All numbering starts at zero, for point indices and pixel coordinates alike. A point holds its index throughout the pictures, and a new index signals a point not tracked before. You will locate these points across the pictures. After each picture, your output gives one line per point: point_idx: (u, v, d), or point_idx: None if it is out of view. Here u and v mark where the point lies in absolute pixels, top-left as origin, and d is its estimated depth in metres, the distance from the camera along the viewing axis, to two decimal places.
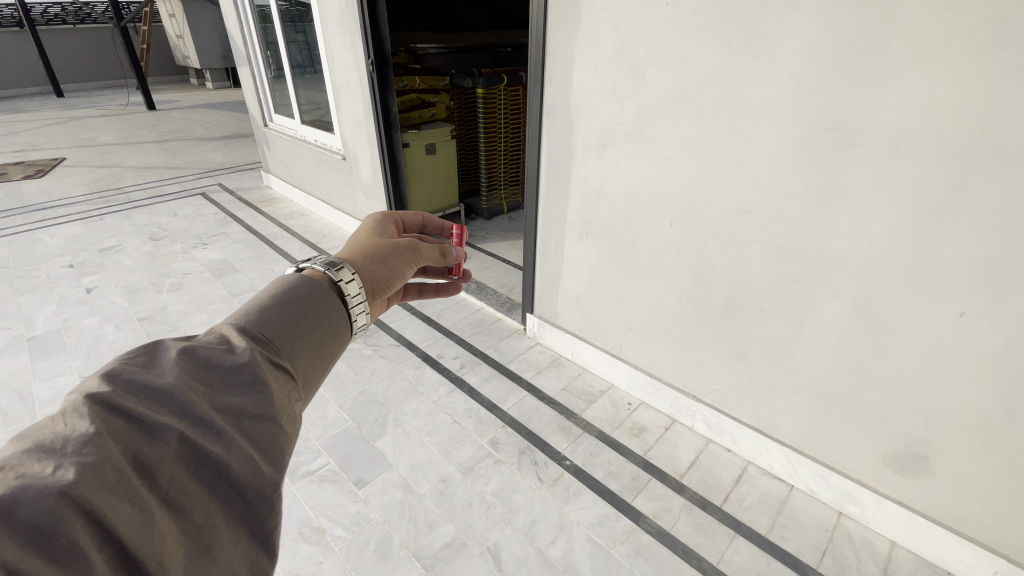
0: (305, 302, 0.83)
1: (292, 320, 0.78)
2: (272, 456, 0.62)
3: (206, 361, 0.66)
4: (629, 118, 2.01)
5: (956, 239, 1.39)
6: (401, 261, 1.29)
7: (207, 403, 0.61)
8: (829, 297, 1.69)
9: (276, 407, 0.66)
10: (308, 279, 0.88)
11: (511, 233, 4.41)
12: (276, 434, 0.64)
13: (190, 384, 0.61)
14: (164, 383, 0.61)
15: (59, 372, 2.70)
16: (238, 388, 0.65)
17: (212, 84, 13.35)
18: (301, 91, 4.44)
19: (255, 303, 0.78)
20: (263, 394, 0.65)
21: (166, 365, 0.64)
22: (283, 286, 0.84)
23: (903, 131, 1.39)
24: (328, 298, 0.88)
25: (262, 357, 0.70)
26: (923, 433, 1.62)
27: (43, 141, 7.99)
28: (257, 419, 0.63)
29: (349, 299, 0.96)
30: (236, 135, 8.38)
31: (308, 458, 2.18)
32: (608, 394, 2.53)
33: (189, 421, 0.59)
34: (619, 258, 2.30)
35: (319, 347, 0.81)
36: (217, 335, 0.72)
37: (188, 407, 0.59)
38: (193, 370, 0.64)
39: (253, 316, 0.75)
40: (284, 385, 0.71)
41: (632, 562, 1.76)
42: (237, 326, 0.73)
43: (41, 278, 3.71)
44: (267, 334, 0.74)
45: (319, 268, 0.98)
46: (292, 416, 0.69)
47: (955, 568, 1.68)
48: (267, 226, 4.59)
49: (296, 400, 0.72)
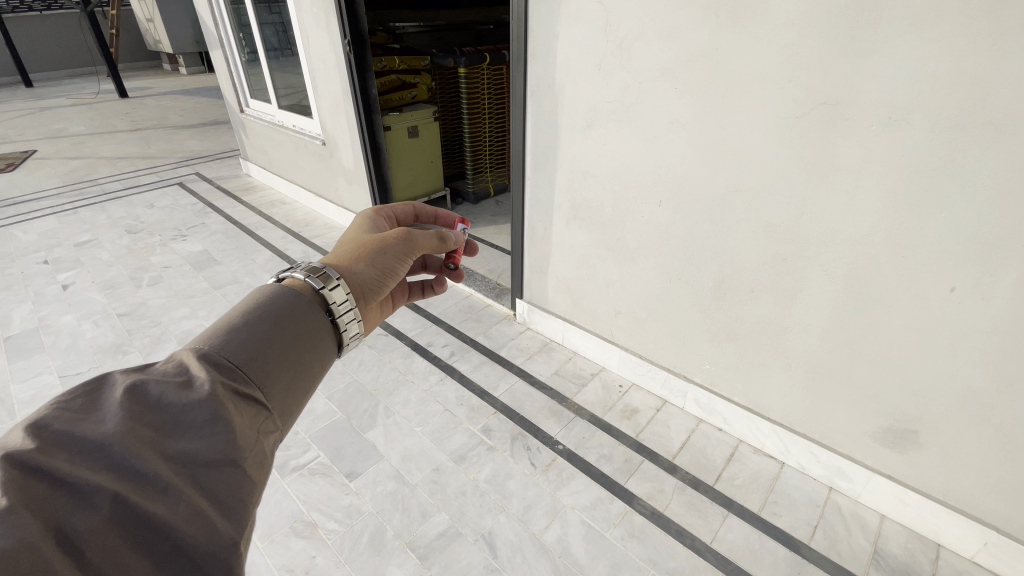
0: (279, 320, 0.81)
1: (264, 341, 0.77)
2: (228, 508, 0.61)
3: (157, 400, 0.64)
4: (615, 95, 1.95)
5: (946, 214, 1.37)
6: (393, 255, 1.24)
7: (153, 453, 0.59)
8: (818, 274, 1.67)
9: (238, 448, 0.64)
10: (287, 295, 0.87)
11: (499, 216, 4.35)
12: (237, 480, 0.63)
13: (133, 433, 0.59)
14: (102, 433, 0.58)
15: (38, 372, 2.62)
16: (191, 430, 0.63)
17: (187, 70, 12.93)
18: (277, 74, 4.29)
19: (223, 324, 0.76)
20: (220, 435, 0.63)
21: (110, 409, 0.61)
22: (254, 303, 0.82)
23: (894, 104, 1.36)
24: (306, 313, 0.87)
25: (224, 391, 0.68)
26: (912, 408, 1.63)
27: (10, 133, 7.69)
28: (214, 466, 0.61)
29: (335, 308, 0.94)
30: (212, 122, 8.14)
31: (298, 451, 2.15)
32: (599, 377, 2.53)
33: (127, 478, 0.56)
34: (607, 241, 2.27)
35: (294, 370, 0.80)
36: (175, 364, 0.70)
37: (129, 460, 0.56)
38: (138, 415, 0.62)
39: (218, 341, 0.74)
40: (252, 417, 0.70)
41: (627, 544, 1.76)
42: (199, 353, 0.71)
43: (14, 276, 3.59)
44: (234, 360, 0.72)
45: (300, 278, 0.95)
46: (259, 454, 0.68)
47: (943, 538, 1.71)
48: (248, 216, 4.48)
49: (267, 432, 0.72)
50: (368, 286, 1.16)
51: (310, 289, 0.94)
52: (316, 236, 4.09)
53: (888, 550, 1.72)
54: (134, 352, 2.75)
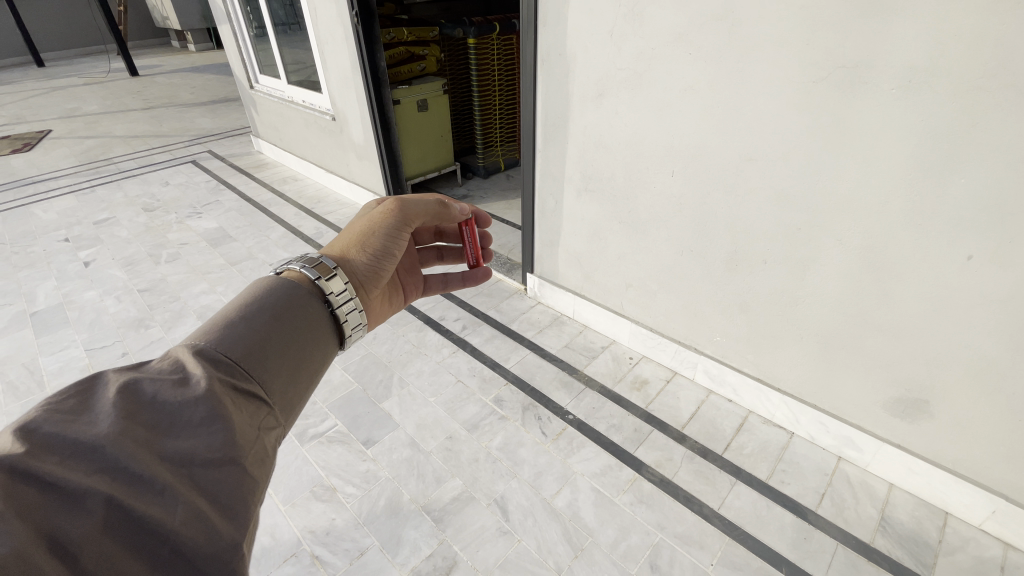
0: (276, 314, 0.86)
1: (262, 337, 0.81)
2: (227, 508, 0.62)
3: (152, 398, 0.66)
4: (627, 62, 1.91)
5: (965, 180, 1.34)
6: (386, 238, 1.26)
7: (148, 453, 0.60)
8: (833, 244, 1.65)
9: (237, 445, 0.66)
10: (282, 289, 0.92)
11: (509, 191, 4.33)
12: (238, 478, 0.64)
13: (126, 434, 0.60)
14: (94, 436, 0.59)
15: (65, 345, 2.72)
16: (188, 429, 0.64)
17: (196, 47, 12.86)
18: (285, 49, 4.26)
19: (220, 322, 0.80)
20: (218, 433, 0.65)
21: (102, 410, 0.63)
22: (250, 298, 0.87)
23: (917, 66, 1.32)
24: (302, 306, 0.93)
25: (220, 387, 0.70)
26: (924, 376, 1.62)
27: (27, 112, 7.77)
28: (213, 464, 0.63)
29: (334, 298, 1.00)
30: (222, 99, 8.13)
31: (316, 420, 2.22)
32: (609, 349, 2.55)
33: (121, 482, 0.56)
34: (618, 213, 2.26)
35: (294, 366, 0.85)
36: (171, 363, 0.72)
37: (124, 462, 0.57)
38: (132, 415, 0.63)
39: (213, 337, 0.77)
40: (251, 413, 0.73)
41: (635, 509, 1.81)
42: (194, 350, 0.74)
43: (37, 253, 3.68)
44: (230, 356, 0.76)
45: (296, 269, 1.02)
46: (261, 452, 0.70)
47: (952, 507, 1.72)
48: (260, 192, 4.53)
49: (268, 428, 0.75)
50: (364, 271, 1.19)
51: (306, 279, 1.01)
52: (328, 212, 4.12)
53: (895, 517, 1.74)
54: (155, 326, 2.83)
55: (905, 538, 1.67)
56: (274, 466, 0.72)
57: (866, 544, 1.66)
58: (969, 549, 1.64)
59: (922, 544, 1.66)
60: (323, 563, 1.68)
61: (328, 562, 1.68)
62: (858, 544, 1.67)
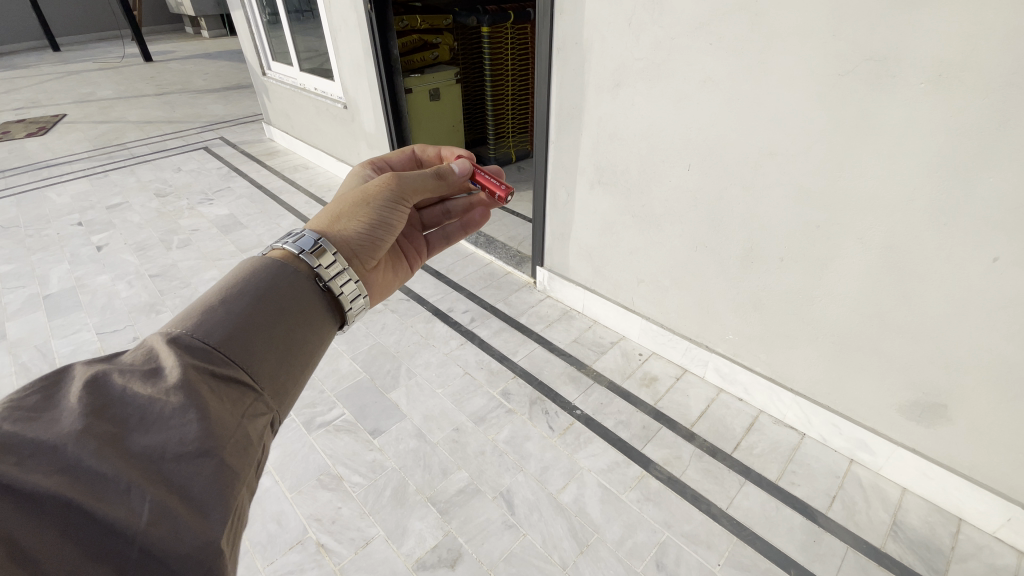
0: (260, 296, 0.85)
1: (242, 323, 0.80)
2: (202, 501, 0.60)
3: (121, 394, 0.65)
4: (646, 52, 1.87)
5: (995, 179, 1.30)
6: (386, 209, 1.25)
7: (114, 451, 0.58)
8: (853, 243, 1.61)
9: (214, 435, 0.65)
10: (268, 269, 0.91)
11: (520, 183, 4.30)
12: (216, 470, 0.63)
13: (91, 431, 0.58)
14: (57, 435, 0.57)
15: (77, 328, 2.74)
16: (159, 422, 0.63)
17: (209, 33, 12.86)
18: (298, 36, 4.24)
19: (197, 309, 0.79)
20: (191, 424, 0.64)
21: (68, 408, 0.61)
22: (231, 282, 0.85)
23: (946, 57, 1.27)
24: (290, 287, 0.91)
25: (195, 376, 0.69)
26: (941, 379, 1.59)
27: (43, 97, 7.82)
28: (186, 458, 0.62)
29: (324, 271, 0.99)
30: (235, 86, 8.14)
31: (324, 408, 2.23)
32: (618, 345, 2.53)
33: (83, 483, 0.55)
34: (631, 207, 2.22)
35: (283, 351, 0.84)
36: (144, 357, 0.71)
37: (85, 462, 0.55)
38: (99, 412, 0.62)
39: (190, 325, 0.76)
40: (233, 402, 0.72)
41: (642, 507, 1.79)
42: (168, 339, 0.73)
43: (51, 236, 3.71)
44: (209, 342, 0.75)
45: (287, 247, 1.00)
46: (243, 440, 0.69)
47: (966, 514, 1.69)
48: (271, 180, 4.53)
49: (252, 415, 0.74)
50: (358, 242, 1.19)
51: (291, 254, 0.99)
52: None
53: (907, 522, 1.71)
54: (166, 312, 2.85)
55: (917, 544, 1.64)
56: (259, 454, 0.71)
57: (877, 548, 1.64)
58: (983, 557, 1.60)
59: (934, 550, 1.63)
60: (329, 551, 1.68)
61: (334, 550, 1.68)
62: (868, 547, 1.64)
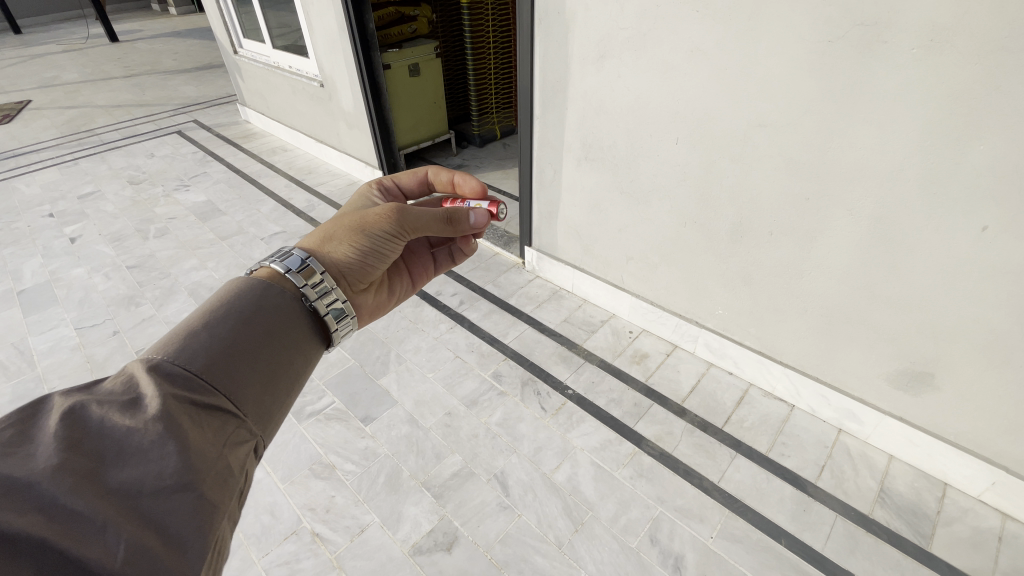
0: (244, 319, 0.81)
1: (227, 346, 0.76)
2: (181, 539, 0.58)
3: (99, 425, 0.60)
4: (631, 21, 1.80)
5: (989, 147, 1.27)
6: (382, 239, 1.19)
7: (91, 486, 0.55)
8: (842, 215, 1.59)
9: (193, 469, 0.61)
10: (254, 290, 0.87)
11: (505, 161, 4.21)
12: (195, 505, 0.60)
13: (67, 467, 0.54)
14: (32, 471, 0.53)
15: (54, 325, 2.66)
16: (138, 456, 0.59)
17: (175, 9, 12.29)
18: (269, 12, 4.06)
19: (181, 331, 0.75)
20: (172, 457, 0.60)
21: (42, 442, 0.56)
22: (216, 304, 0.81)
23: (937, 21, 1.23)
24: (275, 309, 0.88)
25: (176, 406, 0.65)
26: (929, 349, 1.60)
27: (4, 82, 7.46)
28: (164, 492, 0.58)
29: (310, 291, 0.97)
30: (207, 66, 7.84)
31: (314, 397, 2.20)
32: (608, 323, 2.52)
33: (58, 520, 0.51)
34: (619, 183, 2.18)
35: (268, 376, 0.80)
36: (126, 381, 0.67)
37: (61, 499, 0.51)
38: (75, 444, 0.57)
39: (172, 349, 0.71)
40: (215, 430, 0.69)
41: (635, 483, 1.81)
42: (149, 365, 0.68)
43: (22, 229, 3.58)
44: (192, 368, 0.70)
45: (276, 268, 0.98)
46: (223, 471, 0.66)
47: (952, 479, 1.73)
48: (249, 164, 4.40)
49: (235, 444, 0.71)
50: (346, 266, 1.15)
51: (278, 274, 0.97)
52: (319, 184, 4.01)
53: (894, 489, 1.75)
54: (146, 304, 2.77)
55: (903, 510, 1.68)
56: (240, 484, 0.68)
57: (865, 515, 1.67)
58: (967, 520, 1.65)
59: (921, 515, 1.66)
60: (324, 540, 1.68)
61: (329, 539, 1.68)
62: (856, 515, 1.68)
